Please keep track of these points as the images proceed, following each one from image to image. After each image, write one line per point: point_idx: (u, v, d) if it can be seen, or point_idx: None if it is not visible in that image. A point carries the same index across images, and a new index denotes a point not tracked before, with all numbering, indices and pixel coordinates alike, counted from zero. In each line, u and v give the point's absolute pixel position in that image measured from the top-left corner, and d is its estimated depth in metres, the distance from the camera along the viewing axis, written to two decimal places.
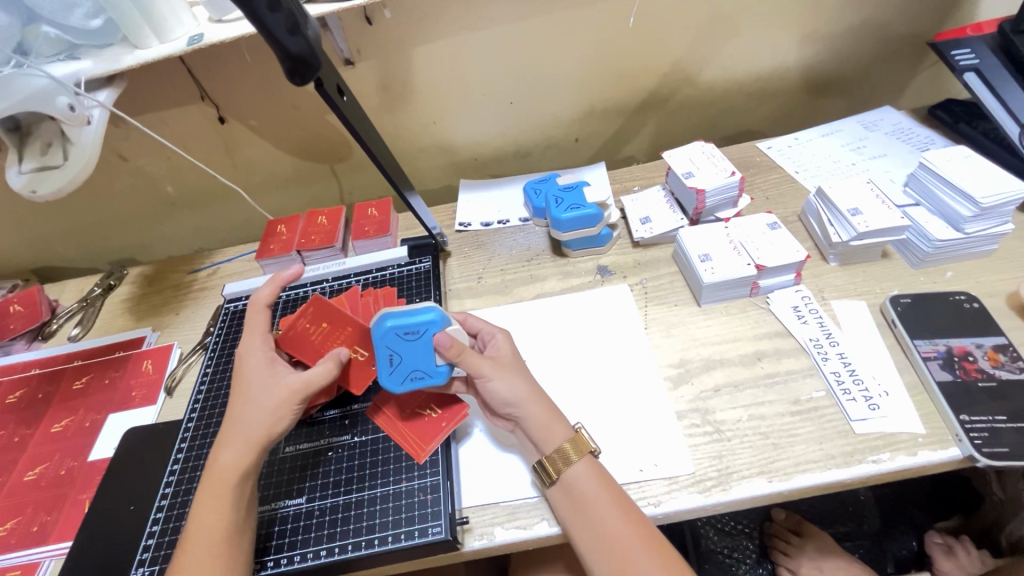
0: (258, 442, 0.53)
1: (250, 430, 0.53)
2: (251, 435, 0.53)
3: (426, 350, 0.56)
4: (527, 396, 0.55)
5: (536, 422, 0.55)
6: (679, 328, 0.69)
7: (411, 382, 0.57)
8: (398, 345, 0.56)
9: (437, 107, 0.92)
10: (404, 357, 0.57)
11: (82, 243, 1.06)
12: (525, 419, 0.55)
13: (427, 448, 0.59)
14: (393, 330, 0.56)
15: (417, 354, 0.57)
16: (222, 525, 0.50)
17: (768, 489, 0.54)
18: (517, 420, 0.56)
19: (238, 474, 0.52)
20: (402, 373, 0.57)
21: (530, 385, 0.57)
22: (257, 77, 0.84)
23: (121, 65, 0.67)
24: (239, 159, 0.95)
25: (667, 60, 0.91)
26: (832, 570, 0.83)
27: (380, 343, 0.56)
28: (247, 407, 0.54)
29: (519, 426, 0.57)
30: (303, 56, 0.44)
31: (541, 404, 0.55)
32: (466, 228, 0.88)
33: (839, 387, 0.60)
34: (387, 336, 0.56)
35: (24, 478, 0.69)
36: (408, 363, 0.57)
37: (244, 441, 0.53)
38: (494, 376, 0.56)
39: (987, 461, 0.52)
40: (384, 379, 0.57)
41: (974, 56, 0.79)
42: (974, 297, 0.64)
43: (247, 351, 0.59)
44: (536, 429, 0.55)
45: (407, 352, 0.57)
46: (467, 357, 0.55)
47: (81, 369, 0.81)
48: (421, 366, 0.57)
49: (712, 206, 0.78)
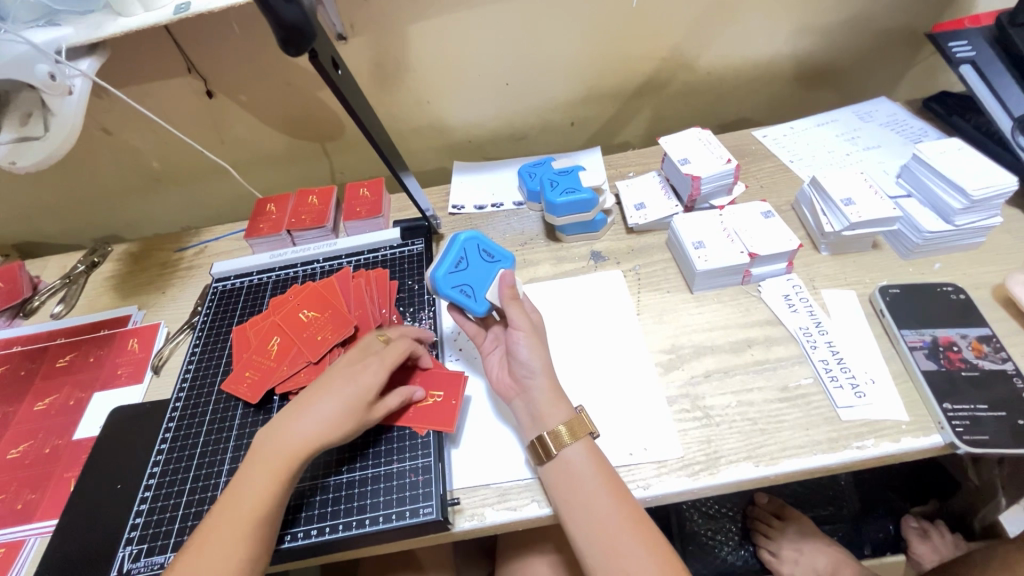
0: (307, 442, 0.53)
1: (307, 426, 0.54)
2: (306, 436, 0.53)
3: (489, 278, 0.62)
4: (543, 368, 0.57)
5: (541, 397, 0.56)
6: (671, 314, 0.70)
7: (456, 292, 0.61)
8: (472, 256, 0.63)
9: (431, 87, 0.90)
10: (469, 268, 0.62)
11: (65, 218, 1.04)
12: (532, 390, 0.56)
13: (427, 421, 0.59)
14: (476, 242, 0.64)
15: (480, 274, 0.62)
16: (237, 506, 0.50)
17: (755, 474, 0.55)
18: (525, 389, 0.57)
19: None
20: (458, 279, 0.61)
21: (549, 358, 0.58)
22: (246, 50, 0.81)
23: (104, 33, 0.64)
24: (227, 135, 0.93)
25: (664, 46, 0.90)
26: (812, 551, 0.86)
27: (460, 244, 0.63)
28: (317, 402, 0.55)
29: (523, 397, 0.57)
30: (297, 25, 0.43)
31: (549, 381, 0.56)
32: (460, 211, 0.87)
33: (827, 374, 0.61)
34: (467, 244, 0.63)
35: (7, 456, 0.68)
36: (468, 276, 0.62)
37: (301, 439, 0.53)
38: (526, 333, 0.58)
39: (968, 448, 0.53)
40: (440, 275, 0.61)
41: (971, 48, 0.79)
42: (961, 289, 0.65)
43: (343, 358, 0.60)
44: (541, 403, 0.55)
45: (474, 266, 0.62)
46: (515, 305, 0.59)
47: (66, 347, 0.79)
48: (474, 287, 0.61)
49: (707, 193, 0.78)
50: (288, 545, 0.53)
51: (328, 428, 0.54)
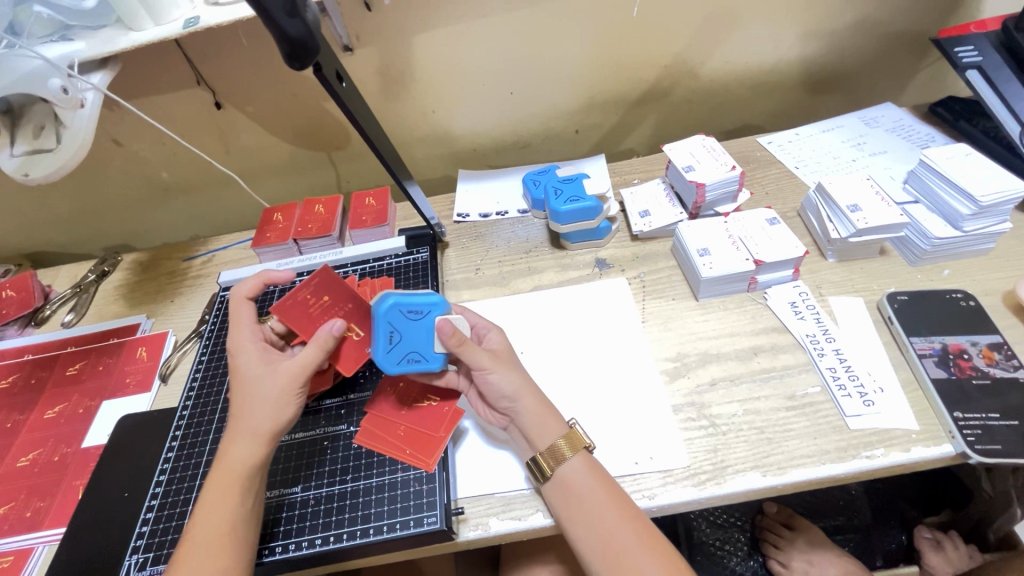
0: (266, 432, 0.52)
1: (256, 422, 0.53)
2: (258, 427, 0.52)
3: (427, 332, 0.57)
4: (523, 390, 0.55)
5: (530, 419, 0.55)
6: (676, 321, 0.69)
7: (407, 364, 0.57)
8: (401, 323, 0.56)
9: (436, 96, 0.91)
10: (405, 337, 0.56)
11: (77, 228, 1.05)
12: (518, 416, 0.55)
13: (434, 457, 0.57)
14: (399, 307, 0.56)
15: (417, 335, 0.56)
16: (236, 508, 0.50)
17: (762, 484, 0.54)
18: (512, 416, 0.56)
19: (218, 471, 0.52)
20: (400, 353, 0.56)
21: (525, 380, 0.56)
22: (254, 61, 0.82)
23: (115, 47, 0.66)
24: (235, 146, 0.94)
25: (668, 54, 0.90)
26: (823, 563, 0.84)
27: (382, 318, 0.56)
28: (250, 399, 0.54)
29: (514, 422, 0.57)
30: (302, 39, 0.44)
31: (535, 402, 0.55)
32: (465, 219, 0.88)
33: (835, 383, 0.60)
34: (390, 312, 0.56)
35: (17, 464, 0.69)
36: (407, 344, 0.56)
37: (252, 434, 0.52)
38: (493, 369, 0.55)
39: (980, 457, 0.52)
40: (380, 359, 0.56)
41: (977, 53, 0.79)
42: (971, 295, 0.65)
43: (236, 348, 0.58)
44: (531, 424, 0.55)
45: (409, 331, 0.56)
46: (468, 348, 0.55)
47: (76, 356, 0.80)
48: (419, 350, 0.57)
49: (712, 200, 0.77)
50: (268, 559, 0.53)
51: (269, 417, 0.53)
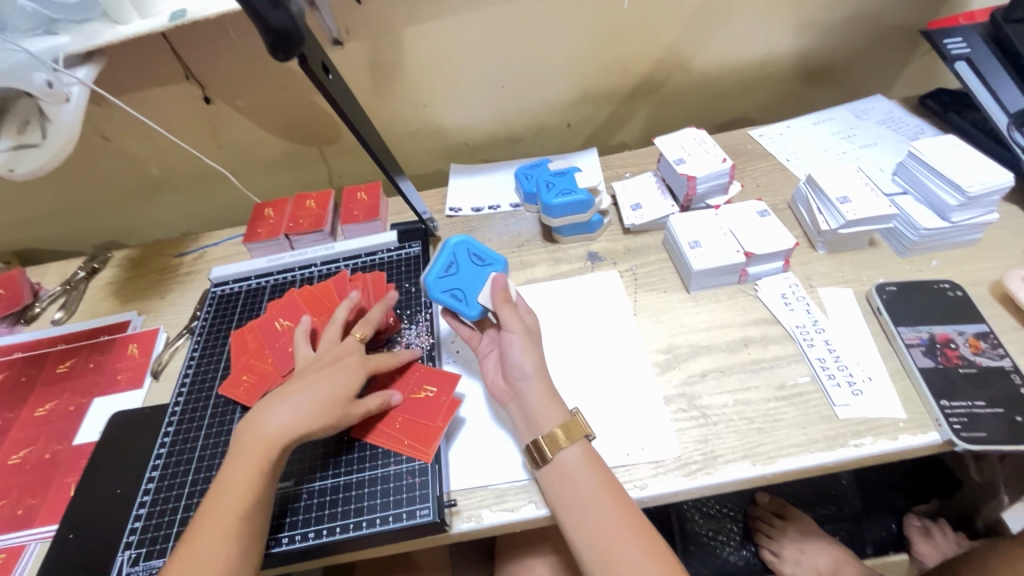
0: (299, 431, 0.55)
1: (292, 421, 0.55)
2: (294, 425, 0.55)
3: (480, 280, 0.62)
4: (536, 369, 0.57)
5: (536, 399, 0.56)
6: (668, 314, 0.70)
7: (447, 296, 0.61)
8: (463, 261, 0.63)
9: (427, 90, 0.91)
10: (459, 273, 0.62)
11: (65, 225, 1.04)
12: (526, 393, 0.56)
13: (432, 447, 0.57)
14: (466, 247, 0.64)
15: (469, 278, 0.62)
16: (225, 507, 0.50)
17: (752, 473, 0.55)
18: (518, 393, 0.57)
19: (246, 449, 0.53)
20: (449, 283, 0.61)
21: (542, 360, 0.58)
22: (244, 55, 0.82)
23: (101, 41, 0.65)
24: (225, 141, 0.93)
25: (658, 47, 0.90)
26: (813, 550, 0.86)
27: (451, 249, 0.64)
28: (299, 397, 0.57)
29: (517, 400, 0.57)
30: (285, 30, 0.43)
31: (544, 383, 0.56)
32: (457, 214, 0.88)
33: (824, 372, 0.60)
34: (459, 248, 0.64)
35: (8, 462, 0.69)
36: (459, 280, 0.62)
37: (285, 427, 0.55)
38: (519, 334, 0.58)
39: (965, 445, 0.53)
40: (431, 279, 0.62)
41: (966, 45, 0.79)
42: (958, 285, 0.65)
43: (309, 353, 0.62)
44: (534, 406, 0.55)
45: (465, 270, 0.62)
46: (509, 306, 0.59)
47: (66, 353, 0.80)
48: (465, 291, 0.61)
49: (704, 192, 0.78)
50: (275, 550, 0.54)
51: (304, 421, 0.55)
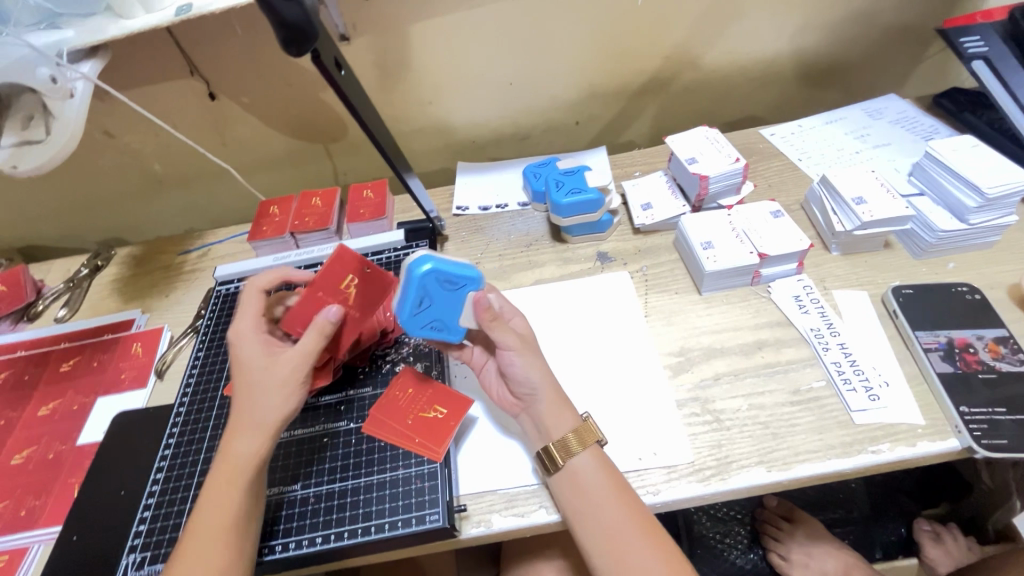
0: (270, 426, 0.52)
1: (260, 415, 0.52)
2: (260, 420, 0.52)
3: (458, 305, 0.56)
4: (541, 379, 0.55)
5: (545, 407, 0.54)
6: (680, 316, 0.68)
7: (429, 330, 0.57)
8: (434, 290, 0.55)
9: (434, 87, 0.89)
10: (435, 303, 0.55)
11: (68, 221, 1.04)
12: (534, 403, 0.55)
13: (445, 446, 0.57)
14: (435, 274, 0.54)
15: (448, 306, 0.56)
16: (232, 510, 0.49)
17: (767, 479, 0.54)
18: (527, 403, 0.55)
19: (221, 469, 0.51)
20: (426, 319, 0.56)
21: (547, 368, 0.56)
22: (249, 50, 0.81)
23: (105, 35, 0.64)
24: (230, 138, 0.92)
25: (668, 44, 0.89)
26: (822, 555, 0.85)
27: (416, 281, 0.54)
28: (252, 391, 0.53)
29: (527, 409, 0.56)
30: (299, 24, 0.42)
31: (552, 391, 0.55)
32: (464, 212, 0.87)
33: (840, 376, 0.59)
34: (426, 278, 0.54)
35: (11, 462, 0.68)
36: (435, 311, 0.56)
37: (258, 428, 0.52)
38: (517, 350, 0.55)
39: (985, 452, 0.52)
40: (405, 318, 0.55)
41: (983, 43, 0.78)
42: (976, 289, 0.64)
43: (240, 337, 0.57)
44: (545, 414, 0.54)
45: (440, 300, 0.55)
46: (498, 326, 0.55)
47: (69, 352, 0.79)
48: (445, 321, 0.57)
49: (716, 192, 0.76)
50: (268, 558, 0.53)
51: (270, 409, 0.53)
